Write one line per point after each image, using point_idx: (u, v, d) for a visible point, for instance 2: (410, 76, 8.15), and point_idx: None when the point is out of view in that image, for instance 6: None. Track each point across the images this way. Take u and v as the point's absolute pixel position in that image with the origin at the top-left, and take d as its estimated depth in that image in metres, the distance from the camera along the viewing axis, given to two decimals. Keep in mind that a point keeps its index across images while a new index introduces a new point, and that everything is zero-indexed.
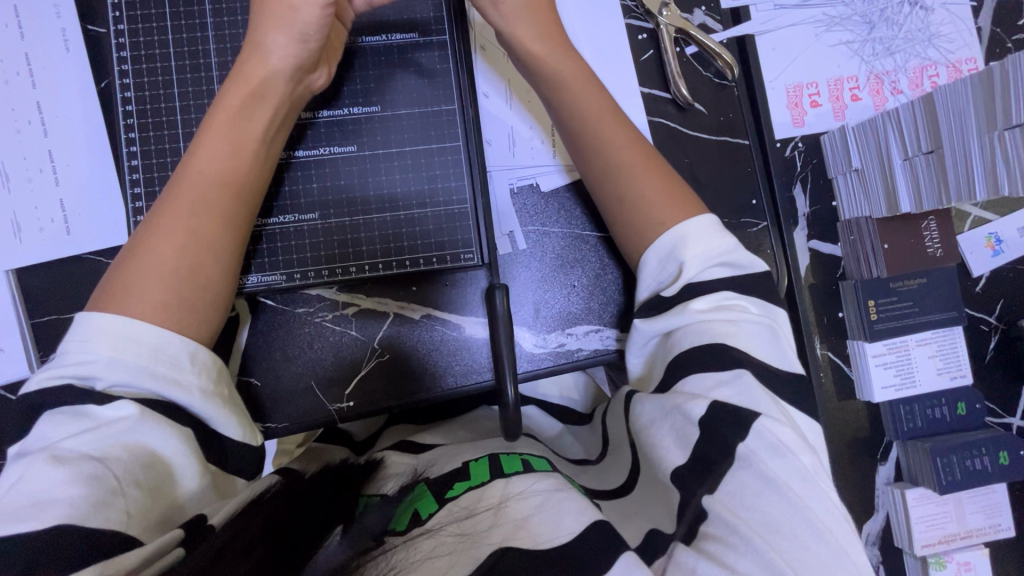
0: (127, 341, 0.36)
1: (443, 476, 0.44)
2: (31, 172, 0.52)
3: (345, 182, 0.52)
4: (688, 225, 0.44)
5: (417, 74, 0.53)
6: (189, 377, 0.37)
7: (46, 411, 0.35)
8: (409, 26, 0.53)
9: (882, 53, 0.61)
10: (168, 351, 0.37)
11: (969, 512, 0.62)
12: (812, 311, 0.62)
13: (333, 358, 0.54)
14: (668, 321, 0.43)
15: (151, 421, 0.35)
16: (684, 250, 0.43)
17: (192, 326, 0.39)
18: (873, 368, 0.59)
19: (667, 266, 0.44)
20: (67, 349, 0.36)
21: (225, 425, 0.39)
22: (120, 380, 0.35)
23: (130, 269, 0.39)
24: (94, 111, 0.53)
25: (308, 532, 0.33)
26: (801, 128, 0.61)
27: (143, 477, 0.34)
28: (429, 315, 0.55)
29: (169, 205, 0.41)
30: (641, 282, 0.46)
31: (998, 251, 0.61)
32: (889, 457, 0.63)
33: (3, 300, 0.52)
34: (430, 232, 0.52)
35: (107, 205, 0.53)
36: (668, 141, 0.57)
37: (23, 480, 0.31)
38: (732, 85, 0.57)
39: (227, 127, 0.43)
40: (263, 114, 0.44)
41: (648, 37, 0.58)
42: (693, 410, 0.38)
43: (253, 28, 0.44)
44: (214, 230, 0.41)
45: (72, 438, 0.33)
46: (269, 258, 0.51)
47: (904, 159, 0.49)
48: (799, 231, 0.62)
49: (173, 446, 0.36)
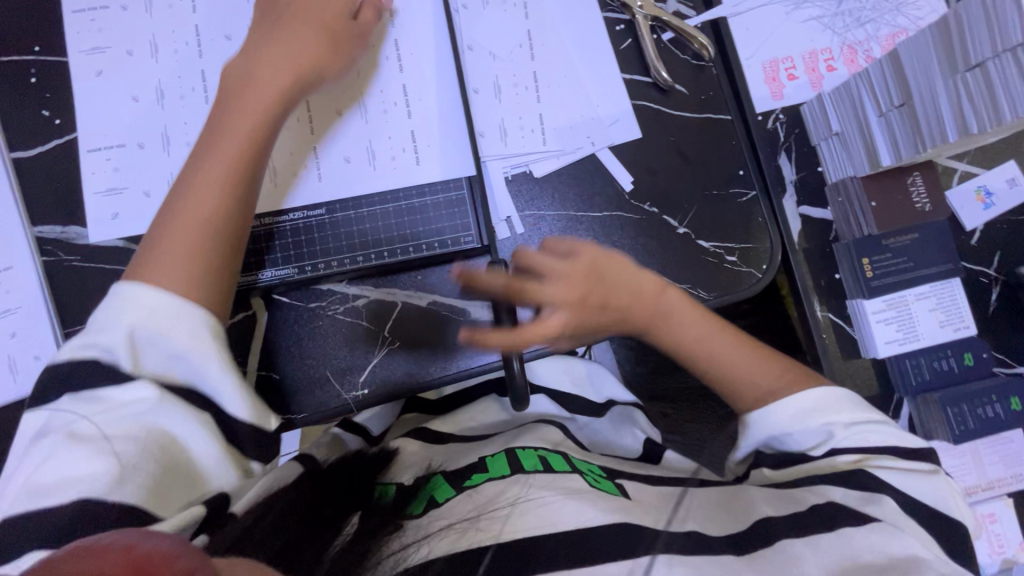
0: (144, 308, 0.41)
1: (462, 469, 0.51)
2: (63, 194, 0.57)
3: (350, 178, 0.56)
4: (828, 397, 0.48)
5: (408, 80, 0.58)
6: (206, 347, 0.42)
7: (76, 384, 0.40)
8: (401, 41, 0.58)
9: (853, 25, 0.63)
10: (164, 309, 0.41)
11: (988, 463, 0.61)
12: (809, 274, 0.64)
13: (345, 349, 0.56)
14: (804, 442, 0.47)
15: (167, 406, 0.40)
16: (834, 419, 0.47)
17: (200, 224, 0.45)
18: (874, 325, 0.60)
19: (815, 431, 0.47)
20: (99, 318, 0.42)
21: (235, 404, 0.42)
22: (151, 359, 0.41)
23: (156, 247, 0.44)
24: (115, 130, 0.57)
25: (335, 515, 0.38)
26: (780, 100, 0.63)
27: (158, 454, 0.39)
28: (435, 302, 0.57)
29: (186, 216, 0.45)
30: (773, 420, 0.48)
31: (990, 204, 0.62)
32: (901, 414, 0.62)
33: (39, 312, 0.55)
34: (430, 220, 0.56)
35: (129, 214, 0.56)
36: (652, 122, 0.60)
37: (50, 458, 0.37)
38: (709, 65, 0.61)
39: (299, 28, 0.52)
40: (324, 15, 0.54)
41: (625, 27, 0.61)
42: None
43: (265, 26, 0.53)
44: (261, 79, 0.50)
45: (89, 419, 0.39)
46: (290, 252, 0.55)
47: (879, 115, 0.51)
48: (788, 199, 0.63)
49: (189, 429, 0.41)
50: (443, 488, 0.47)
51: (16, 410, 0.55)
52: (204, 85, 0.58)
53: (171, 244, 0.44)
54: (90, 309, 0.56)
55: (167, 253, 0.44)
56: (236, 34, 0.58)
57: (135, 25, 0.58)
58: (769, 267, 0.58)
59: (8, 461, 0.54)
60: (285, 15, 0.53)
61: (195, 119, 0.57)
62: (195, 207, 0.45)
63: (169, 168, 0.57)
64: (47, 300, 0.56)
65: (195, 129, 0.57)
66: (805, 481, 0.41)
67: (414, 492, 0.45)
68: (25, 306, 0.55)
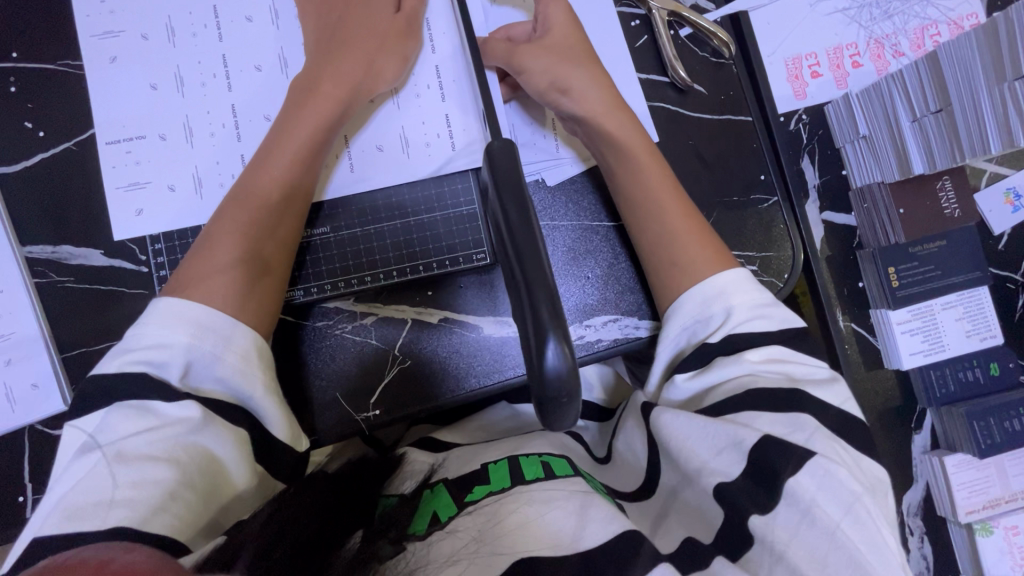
0: (203, 328, 0.41)
1: (462, 477, 0.47)
2: (52, 212, 0.54)
3: (356, 192, 0.54)
4: (724, 282, 0.46)
5: (442, 62, 0.55)
6: (252, 373, 0.42)
7: (115, 401, 0.39)
8: (432, 28, 0.56)
9: (880, 17, 0.60)
10: (224, 331, 0.42)
11: (1012, 474, 0.60)
12: (832, 283, 0.61)
13: (355, 369, 0.55)
14: (717, 373, 0.44)
15: (210, 426, 0.40)
16: (730, 299, 0.45)
17: (248, 244, 0.46)
18: (899, 335, 0.58)
19: (710, 308, 0.46)
20: (144, 331, 0.41)
21: (277, 426, 0.43)
22: (200, 377, 0.41)
23: (199, 264, 0.45)
24: (131, 121, 0.54)
25: (332, 533, 0.34)
26: (803, 100, 0.60)
27: (198, 477, 0.38)
28: (447, 319, 0.55)
29: (227, 236, 0.46)
30: (673, 322, 0.47)
31: (1019, 206, 0.60)
32: (924, 425, 0.63)
33: (33, 338, 0.53)
34: (441, 236, 0.54)
35: (153, 210, 0.53)
36: (670, 125, 0.57)
37: (91, 475, 0.36)
38: (729, 63, 0.58)
39: (362, 42, 0.52)
40: (383, 26, 0.53)
41: (641, 23, 0.58)
42: (745, 438, 0.39)
43: (327, 39, 0.53)
44: (323, 94, 0.50)
45: (134, 438, 0.38)
46: (312, 269, 0.53)
47: (913, 120, 0.48)
48: (811, 203, 0.61)
49: (227, 448, 0.40)
50: (445, 503, 0.42)
51: (17, 439, 0.53)
52: (226, 71, 0.54)
53: (216, 260, 0.45)
54: (87, 334, 0.54)
55: (212, 268, 0.44)
56: (258, 15, 0.55)
57: (147, 9, 0.54)
58: (791, 276, 0.56)
59: (13, 491, 0.53)
60: (348, 27, 0.53)
61: (220, 108, 0.54)
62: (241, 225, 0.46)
63: (193, 161, 0.54)
64: (40, 325, 0.53)
65: (218, 118, 0.54)
66: (855, 501, 0.37)
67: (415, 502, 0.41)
68: (18, 331, 0.53)
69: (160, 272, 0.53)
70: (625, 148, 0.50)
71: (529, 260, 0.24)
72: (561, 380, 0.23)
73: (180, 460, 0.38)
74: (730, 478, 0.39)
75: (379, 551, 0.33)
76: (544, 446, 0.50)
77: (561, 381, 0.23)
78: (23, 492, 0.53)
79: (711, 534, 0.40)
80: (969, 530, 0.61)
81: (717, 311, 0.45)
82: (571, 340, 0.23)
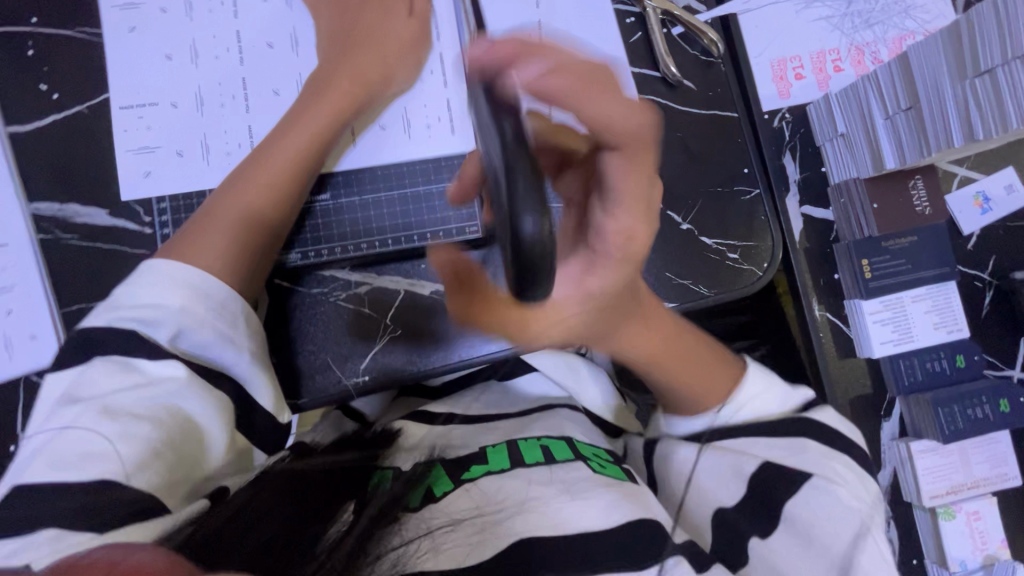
0: (195, 291, 0.43)
1: (461, 457, 0.48)
2: (60, 171, 0.56)
3: (357, 164, 0.56)
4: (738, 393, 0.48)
5: (446, 46, 0.58)
6: (241, 340, 0.44)
7: (100, 356, 0.40)
8: (437, 17, 0.59)
9: (861, 26, 0.63)
10: (214, 297, 0.43)
11: (975, 462, 0.63)
12: (809, 274, 0.64)
13: (347, 336, 0.56)
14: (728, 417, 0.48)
15: (194, 388, 0.41)
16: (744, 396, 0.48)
17: (245, 216, 0.48)
18: (870, 325, 0.61)
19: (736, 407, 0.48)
20: (136, 291, 0.42)
21: (260, 393, 0.45)
22: (188, 342, 0.42)
23: (197, 228, 0.47)
24: (144, 87, 0.56)
25: (325, 508, 0.34)
26: (787, 99, 0.63)
27: (179, 439, 0.39)
28: (439, 291, 0.57)
29: (226, 205, 0.48)
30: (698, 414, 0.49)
31: (987, 209, 0.63)
32: (893, 414, 0.65)
33: (34, 290, 0.55)
34: (435, 209, 0.56)
35: (163, 173, 0.55)
36: (660, 117, 0.60)
37: (71, 429, 0.37)
38: (718, 61, 0.61)
39: (376, 45, 0.56)
40: (397, 38, 0.56)
41: (636, 20, 0.61)
42: (744, 467, 0.44)
43: (340, 38, 0.57)
44: (337, 90, 0.54)
45: (119, 395, 0.39)
46: (309, 235, 0.55)
47: (885, 118, 0.51)
48: (791, 198, 0.64)
49: (208, 412, 0.41)
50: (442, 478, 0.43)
51: (13, 388, 0.54)
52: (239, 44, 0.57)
53: (215, 227, 0.47)
54: (88, 290, 0.55)
55: (206, 239, 0.46)
56: None
57: None
58: (770, 264, 0.59)
59: (6, 440, 0.54)
60: (369, 31, 0.56)
61: (231, 79, 0.56)
62: (232, 212, 0.48)
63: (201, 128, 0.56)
64: (43, 278, 0.55)
65: (228, 88, 0.56)
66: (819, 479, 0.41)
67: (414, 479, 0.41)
68: (20, 285, 0.54)
69: (163, 232, 0.55)
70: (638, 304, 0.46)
71: (513, 146, 0.25)
72: (537, 246, 0.24)
73: (162, 420, 0.39)
74: (731, 504, 0.44)
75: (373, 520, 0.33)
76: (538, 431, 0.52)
77: (535, 245, 0.24)
78: (16, 441, 0.54)
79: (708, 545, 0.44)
80: (932, 514, 0.64)
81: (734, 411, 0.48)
82: (547, 210, 0.24)
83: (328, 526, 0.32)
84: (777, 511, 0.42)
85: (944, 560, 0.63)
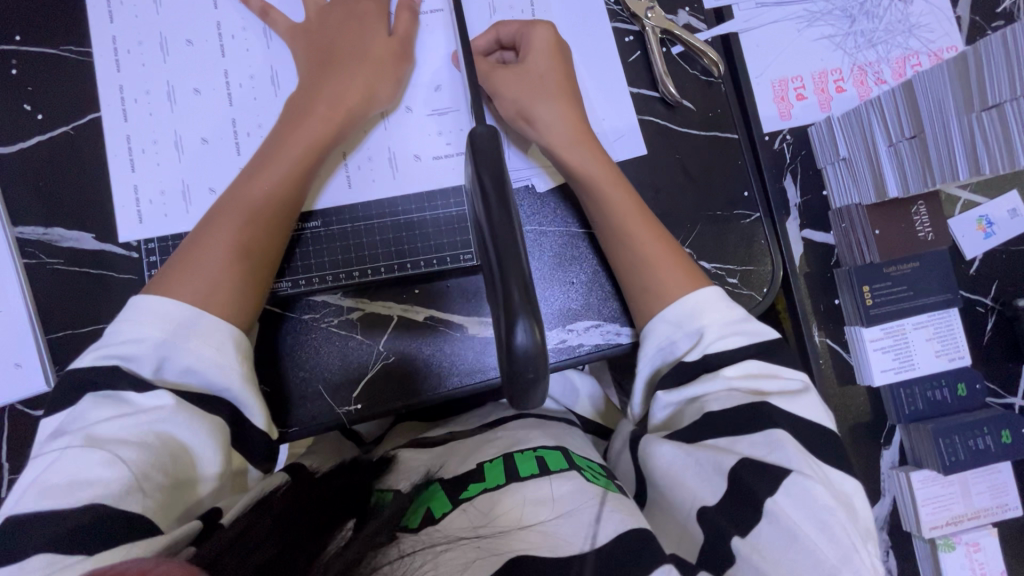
0: (182, 326, 0.42)
1: (459, 475, 0.46)
2: (43, 195, 0.54)
3: (353, 190, 0.55)
4: (697, 297, 0.48)
5: (440, 69, 0.57)
6: (231, 363, 0.42)
7: (91, 392, 0.39)
8: (432, 39, 0.57)
9: (865, 45, 0.62)
10: (203, 329, 0.42)
11: (975, 492, 0.63)
12: (809, 299, 0.64)
13: (339, 364, 0.55)
14: (697, 387, 0.45)
15: (184, 412, 0.40)
16: (702, 319, 0.47)
17: (234, 247, 0.46)
18: (871, 353, 0.60)
19: (686, 333, 0.47)
20: (120, 327, 0.41)
21: (253, 413, 0.43)
22: (175, 369, 0.41)
23: (190, 258, 0.45)
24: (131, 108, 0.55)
25: (321, 529, 0.34)
26: (788, 121, 0.62)
27: (169, 463, 0.38)
28: (433, 318, 0.56)
29: (211, 232, 0.46)
30: (644, 354, 0.49)
31: (991, 233, 0.62)
32: (893, 441, 0.65)
33: (18, 317, 0.53)
34: (430, 236, 0.56)
35: (149, 199, 0.54)
36: (659, 139, 0.59)
37: (60, 458, 0.36)
38: (718, 81, 0.59)
39: (354, 61, 0.53)
40: (356, 54, 0.53)
41: (635, 39, 0.59)
42: (724, 461, 0.41)
43: (318, 58, 0.54)
44: (317, 114, 0.51)
45: (107, 422, 0.38)
46: (301, 263, 0.54)
47: (889, 145, 0.50)
48: (791, 222, 0.63)
49: (202, 440, 0.40)
50: (439, 499, 0.42)
51: None
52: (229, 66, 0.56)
53: (204, 260, 0.45)
54: (73, 316, 0.54)
55: (192, 273, 0.44)
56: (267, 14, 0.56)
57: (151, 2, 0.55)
58: (770, 290, 0.58)
59: None
60: (338, 49, 0.54)
61: (215, 108, 0.55)
62: (211, 255, 0.45)
63: (189, 152, 0.55)
64: (27, 305, 0.53)
65: (210, 117, 0.55)
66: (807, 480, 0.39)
67: (410, 502, 0.41)
68: (4, 312, 0.53)
69: (151, 259, 0.54)
70: (611, 209, 0.50)
71: (502, 247, 0.24)
72: (529, 359, 0.24)
73: (152, 446, 0.38)
74: (712, 501, 0.40)
75: (375, 542, 0.33)
76: (541, 441, 0.50)
77: (529, 358, 0.24)
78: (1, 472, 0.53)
79: (695, 552, 0.40)
80: (932, 545, 0.63)
81: (694, 341, 0.46)
82: (539, 321, 0.24)
83: (328, 543, 0.33)
84: (757, 510, 0.39)
85: None
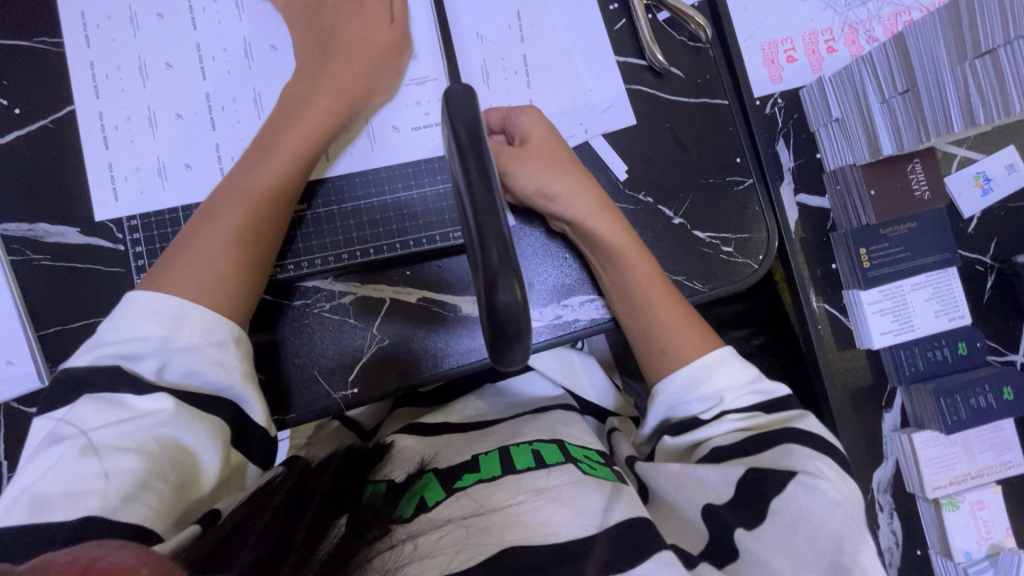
0: (179, 320, 0.40)
1: (454, 467, 0.46)
2: (24, 190, 0.54)
3: (338, 171, 0.54)
4: (704, 361, 0.47)
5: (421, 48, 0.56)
6: (232, 360, 0.42)
7: (86, 394, 0.38)
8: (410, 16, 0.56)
9: (855, 4, 0.61)
10: (196, 320, 0.41)
11: (978, 451, 0.63)
12: (806, 266, 0.63)
13: (332, 348, 0.55)
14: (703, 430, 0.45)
15: (184, 417, 0.39)
16: (716, 383, 0.46)
17: (231, 238, 0.45)
18: (870, 316, 0.60)
19: (700, 393, 0.46)
20: (113, 325, 0.40)
21: (253, 409, 0.43)
22: (174, 370, 0.40)
23: (186, 250, 0.44)
24: (109, 100, 0.54)
25: (319, 517, 0.34)
26: (779, 84, 0.61)
27: (168, 468, 0.38)
28: (425, 298, 0.56)
29: (207, 223, 0.46)
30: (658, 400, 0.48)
31: (988, 190, 0.62)
32: (894, 403, 0.64)
33: (8, 314, 0.53)
34: (418, 215, 0.55)
35: (132, 190, 0.53)
36: (647, 107, 0.58)
37: (57, 466, 0.35)
38: (706, 46, 0.58)
39: (350, 50, 0.52)
40: (350, 40, 0.52)
41: (620, 6, 0.58)
42: (734, 470, 0.41)
43: (315, 45, 0.53)
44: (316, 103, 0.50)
45: (105, 427, 0.37)
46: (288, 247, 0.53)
47: (882, 102, 0.49)
48: (786, 187, 0.62)
49: (202, 443, 0.39)
50: (433, 489, 0.41)
51: None
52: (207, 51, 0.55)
53: (202, 252, 0.44)
54: (63, 312, 0.53)
55: (187, 264, 0.43)
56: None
57: None
58: (766, 257, 0.57)
59: None
60: (335, 37, 0.53)
61: (194, 97, 0.54)
62: (205, 245, 0.44)
63: (170, 141, 0.54)
64: (16, 301, 0.53)
65: (189, 106, 0.54)
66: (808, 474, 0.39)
67: (403, 489, 0.41)
68: None
69: (137, 249, 0.53)
70: (613, 243, 0.50)
71: (479, 205, 0.24)
72: (510, 314, 0.23)
73: (151, 452, 0.37)
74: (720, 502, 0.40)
75: (369, 537, 0.33)
76: (535, 434, 0.50)
77: (510, 315, 0.23)
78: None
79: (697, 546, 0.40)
80: (935, 505, 0.63)
81: (705, 395, 0.46)
82: (519, 277, 0.23)
83: (326, 534, 0.32)
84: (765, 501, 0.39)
85: (948, 550, 0.64)
